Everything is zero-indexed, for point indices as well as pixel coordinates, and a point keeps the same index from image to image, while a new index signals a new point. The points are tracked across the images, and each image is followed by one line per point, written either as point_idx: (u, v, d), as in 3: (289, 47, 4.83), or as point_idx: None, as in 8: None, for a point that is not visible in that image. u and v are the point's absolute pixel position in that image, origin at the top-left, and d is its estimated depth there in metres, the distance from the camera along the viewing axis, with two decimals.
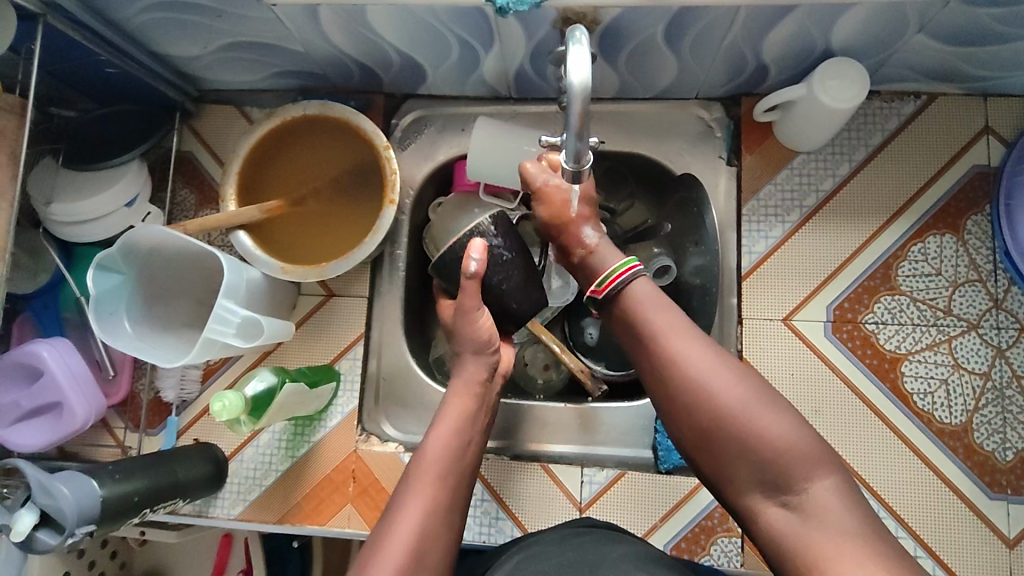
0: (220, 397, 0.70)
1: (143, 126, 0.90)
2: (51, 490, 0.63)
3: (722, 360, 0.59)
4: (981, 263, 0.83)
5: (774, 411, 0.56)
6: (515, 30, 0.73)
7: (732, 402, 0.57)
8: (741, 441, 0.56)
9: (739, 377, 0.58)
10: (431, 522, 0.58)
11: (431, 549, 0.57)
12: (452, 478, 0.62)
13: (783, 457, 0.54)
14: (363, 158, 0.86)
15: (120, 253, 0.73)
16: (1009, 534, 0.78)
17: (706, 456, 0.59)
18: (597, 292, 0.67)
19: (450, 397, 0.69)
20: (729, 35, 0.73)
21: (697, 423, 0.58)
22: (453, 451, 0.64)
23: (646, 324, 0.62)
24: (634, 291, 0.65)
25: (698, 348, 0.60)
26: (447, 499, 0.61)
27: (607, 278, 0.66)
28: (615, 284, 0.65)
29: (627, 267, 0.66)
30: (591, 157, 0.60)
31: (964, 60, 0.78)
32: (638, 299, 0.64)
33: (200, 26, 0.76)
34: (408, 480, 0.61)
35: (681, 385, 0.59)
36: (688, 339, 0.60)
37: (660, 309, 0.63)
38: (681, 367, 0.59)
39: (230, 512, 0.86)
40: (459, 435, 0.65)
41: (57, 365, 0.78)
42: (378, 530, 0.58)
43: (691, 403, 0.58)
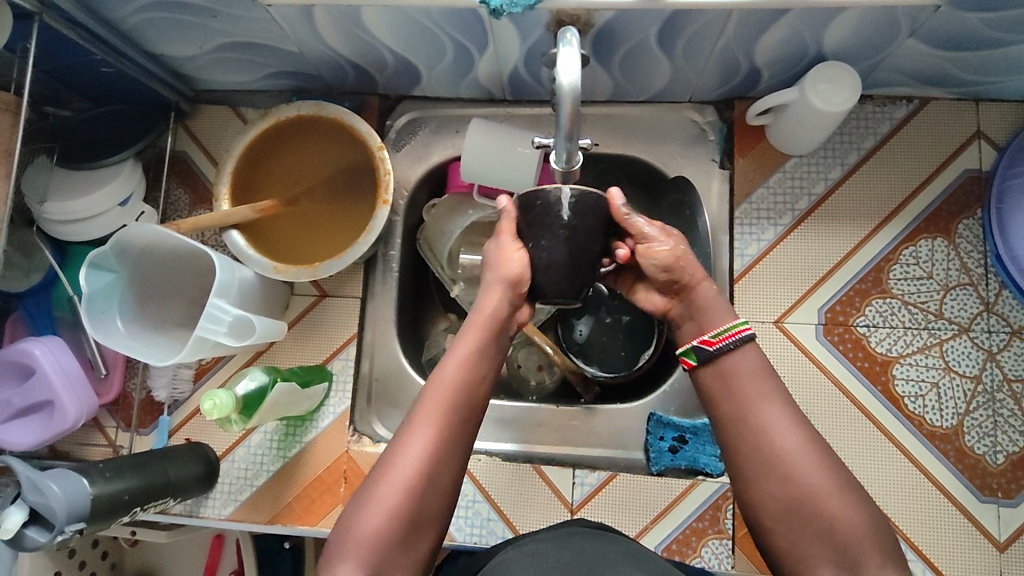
0: (210, 396, 0.70)
1: (138, 126, 0.91)
2: (42, 489, 0.63)
3: (813, 441, 0.60)
4: (973, 266, 0.83)
5: (854, 501, 0.58)
6: (509, 31, 0.73)
7: (819, 485, 0.58)
8: (821, 524, 0.57)
9: (828, 462, 0.59)
10: (435, 450, 0.60)
11: (435, 475, 0.59)
12: (462, 409, 0.62)
13: (856, 546, 0.56)
14: (356, 158, 0.86)
15: (112, 251, 0.73)
16: (999, 537, 0.78)
17: (780, 525, 0.59)
18: (710, 343, 0.65)
19: (468, 326, 0.66)
20: (721, 38, 0.74)
21: (777, 497, 0.59)
22: (466, 383, 0.63)
23: (739, 393, 0.63)
24: (733, 360, 0.65)
25: (794, 427, 0.61)
26: (454, 431, 0.61)
27: (723, 331, 0.65)
28: (731, 339, 0.65)
29: (739, 327, 0.65)
30: (581, 158, 0.61)
31: (956, 66, 0.79)
32: (737, 369, 0.64)
33: (195, 26, 0.76)
34: (418, 408, 0.62)
35: (768, 456, 0.60)
36: (783, 415, 0.61)
37: (760, 382, 0.63)
38: (775, 443, 0.60)
39: (221, 512, 0.85)
40: (469, 371, 0.64)
41: (49, 364, 0.78)
42: (386, 454, 0.60)
43: (779, 478, 0.59)
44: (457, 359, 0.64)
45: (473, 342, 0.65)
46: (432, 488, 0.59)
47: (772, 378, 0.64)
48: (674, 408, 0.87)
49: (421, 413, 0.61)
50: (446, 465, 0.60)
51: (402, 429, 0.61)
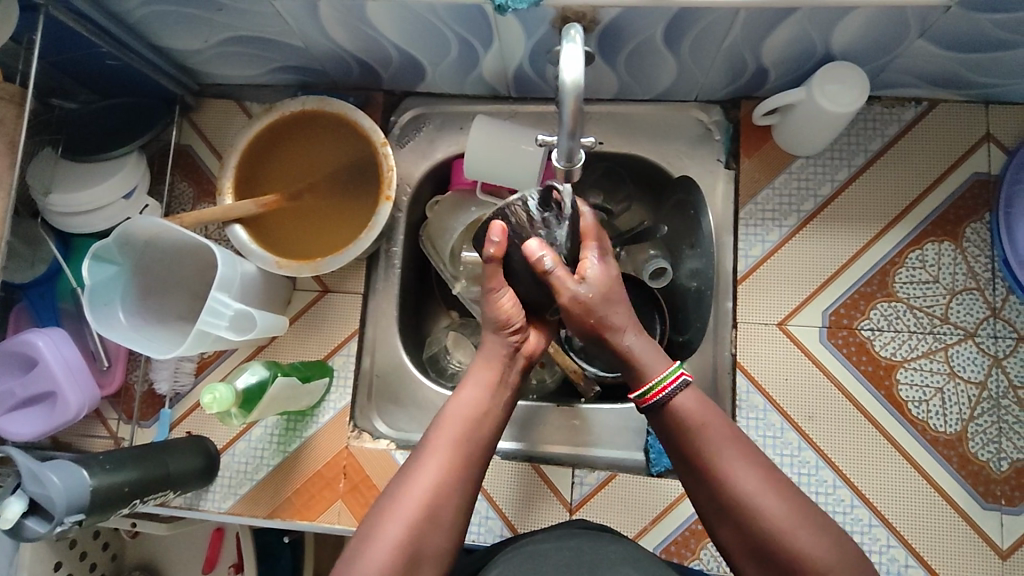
0: (210, 390, 0.70)
1: (143, 119, 0.91)
2: (41, 479, 0.63)
3: (771, 481, 0.59)
4: (980, 271, 0.82)
5: (819, 532, 0.57)
6: (514, 28, 0.73)
7: (779, 527, 0.57)
8: (785, 566, 0.56)
9: (786, 501, 0.58)
10: (444, 485, 0.60)
11: (443, 508, 0.59)
12: (469, 445, 0.63)
13: None
14: (360, 153, 0.86)
15: (116, 244, 0.73)
16: (1002, 545, 0.77)
17: (751, 564, 0.59)
18: (640, 400, 0.65)
19: (478, 365, 0.68)
20: (728, 37, 0.73)
21: (740, 540, 0.59)
22: (476, 415, 0.64)
23: (691, 437, 0.62)
24: (674, 411, 0.63)
25: (750, 471, 0.60)
26: (464, 463, 0.62)
27: (650, 389, 0.64)
28: (658, 397, 0.63)
29: (671, 379, 0.64)
30: (583, 156, 0.60)
31: (966, 67, 0.78)
32: (683, 418, 0.62)
33: (201, 19, 0.76)
34: (425, 442, 0.63)
35: (729, 503, 0.59)
36: (735, 458, 0.60)
37: (708, 430, 0.61)
38: (732, 491, 0.59)
39: (221, 506, 0.86)
40: (478, 410, 0.64)
41: (52, 355, 0.79)
42: (392, 489, 0.60)
43: (738, 524, 0.59)
44: (466, 393, 0.65)
45: (482, 375, 0.67)
46: (441, 522, 0.59)
47: (718, 417, 0.62)
48: None
49: (430, 448, 0.62)
50: (456, 499, 0.60)
51: (408, 464, 0.62)
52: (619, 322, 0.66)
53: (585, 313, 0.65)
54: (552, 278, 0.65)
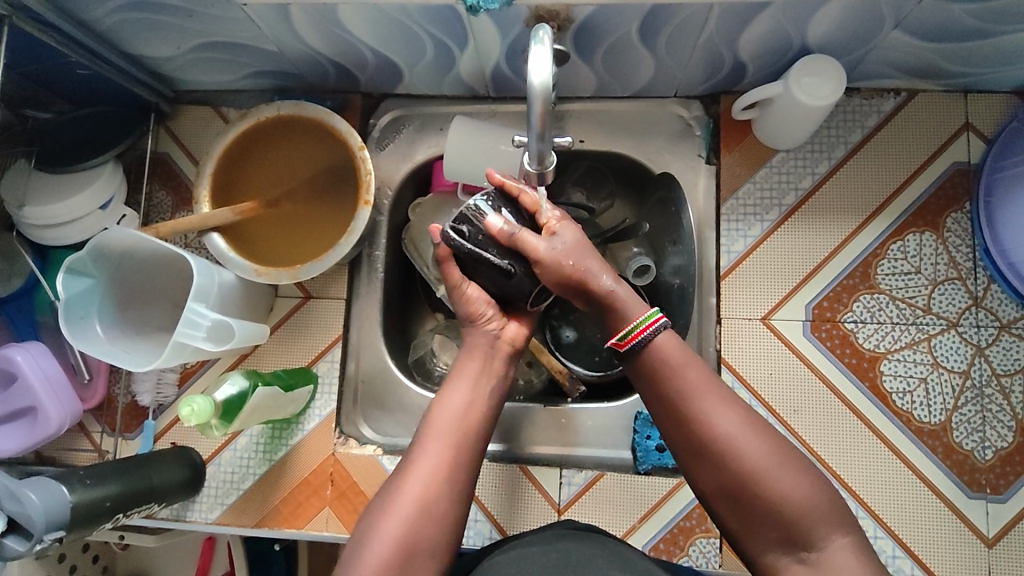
0: (188, 402, 0.69)
1: (118, 128, 0.90)
2: (19, 497, 0.62)
3: (749, 420, 0.59)
4: (961, 260, 0.82)
5: (798, 473, 0.57)
6: (488, 28, 0.72)
7: (759, 465, 0.57)
8: (766, 503, 0.56)
9: (766, 438, 0.58)
10: (437, 483, 0.59)
11: (440, 504, 0.58)
12: (461, 441, 0.62)
13: (805, 520, 0.55)
14: (338, 158, 0.85)
15: (90, 256, 0.72)
16: (988, 533, 0.77)
17: (731, 507, 0.58)
18: (620, 345, 0.64)
19: (462, 363, 0.68)
20: (704, 32, 0.73)
21: (720, 480, 0.58)
22: (467, 410, 0.64)
23: (669, 380, 0.61)
24: (654, 355, 0.62)
25: (730, 411, 0.59)
26: (459, 457, 0.61)
27: (630, 332, 0.63)
28: (637, 340, 0.62)
29: (650, 321, 0.63)
30: (554, 157, 0.61)
31: (943, 57, 0.77)
32: (664, 361, 0.61)
33: (170, 26, 0.75)
34: (418, 441, 0.62)
35: (708, 444, 0.59)
36: (713, 399, 0.60)
37: (690, 370, 0.61)
38: (711, 430, 0.58)
39: (208, 516, 0.85)
40: (466, 405, 0.64)
41: (31, 369, 0.78)
42: (386, 493, 0.59)
43: (718, 464, 0.58)
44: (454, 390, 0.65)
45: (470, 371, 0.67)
46: (440, 516, 0.58)
47: (695, 358, 0.62)
48: None
49: (423, 445, 0.61)
50: (453, 493, 0.59)
51: (402, 464, 0.61)
52: (592, 263, 0.66)
53: (563, 262, 0.66)
54: (517, 241, 0.66)
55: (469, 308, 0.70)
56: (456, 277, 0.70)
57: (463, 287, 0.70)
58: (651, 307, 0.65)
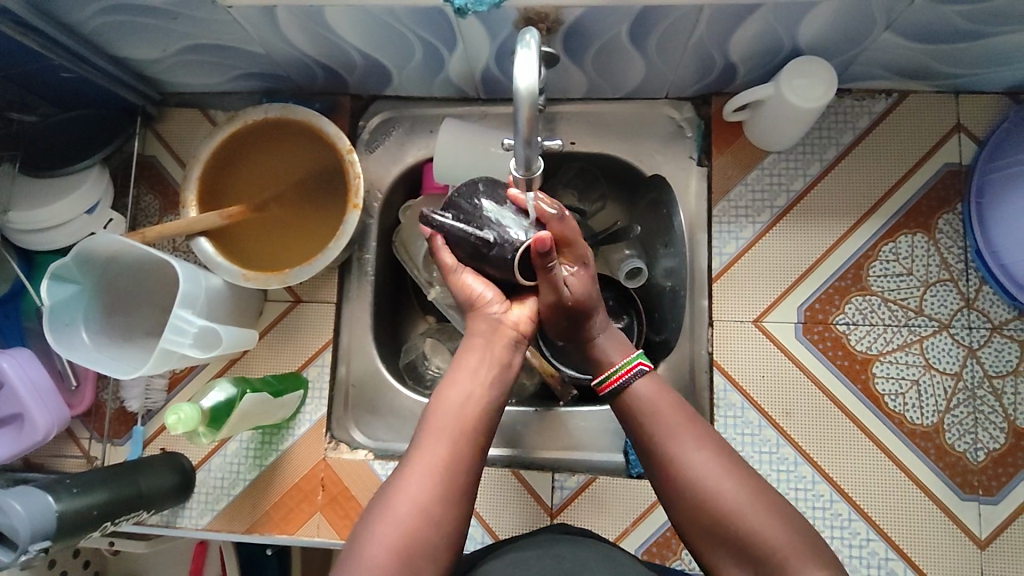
0: (175, 410, 0.68)
1: (104, 131, 0.89)
2: (5, 509, 0.62)
3: (722, 459, 0.60)
4: (953, 262, 0.82)
5: (770, 510, 0.56)
6: (477, 30, 0.72)
7: (732, 503, 0.57)
8: (741, 540, 0.56)
9: (738, 474, 0.59)
10: (436, 484, 0.58)
11: (440, 504, 0.57)
12: (462, 438, 0.60)
13: (778, 556, 0.54)
14: (328, 162, 0.85)
15: (75, 263, 0.72)
16: (980, 535, 0.77)
17: (711, 547, 0.58)
18: (598, 390, 0.68)
19: (464, 356, 0.66)
20: (695, 34, 0.72)
21: (695, 520, 0.58)
22: (470, 409, 0.62)
23: (645, 421, 0.64)
24: (631, 400, 0.66)
25: (703, 450, 0.60)
26: (461, 457, 0.60)
27: (607, 378, 0.67)
28: (615, 385, 0.67)
29: (628, 367, 0.67)
30: (542, 161, 0.60)
31: (934, 58, 0.77)
32: (640, 407, 0.65)
33: (156, 29, 0.74)
34: (418, 440, 0.61)
35: (684, 483, 0.59)
36: (688, 439, 0.61)
37: (665, 415, 0.63)
38: (685, 469, 0.60)
39: (198, 522, 0.84)
40: (466, 400, 0.62)
41: (17, 376, 0.77)
42: (383, 493, 0.58)
43: (693, 502, 0.59)
44: (456, 387, 0.63)
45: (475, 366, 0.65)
46: (441, 519, 0.57)
47: (673, 400, 0.65)
48: None
49: (423, 445, 0.60)
50: (453, 495, 0.58)
51: (401, 465, 0.60)
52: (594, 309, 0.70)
53: (561, 315, 0.69)
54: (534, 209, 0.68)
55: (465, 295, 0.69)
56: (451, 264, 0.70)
57: (460, 273, 0.70)
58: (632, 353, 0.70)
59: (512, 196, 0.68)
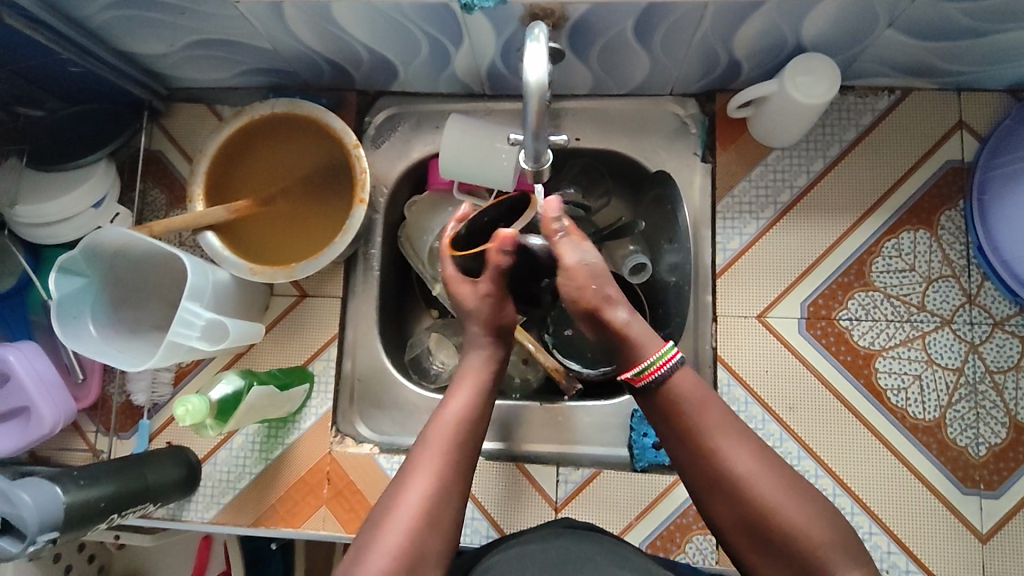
0: (183, 402, 0.69)
1: (111, 125, 0.89)
2: (12, 498, 0.62)
3: (763, 457, 0.59)
4: (955, 258, 0.83)
5: (813, 509, 0.57)
6: (484, 26, 0.72)
7: (774, 502, 0.57)
8: (782, 539, 0.56)
9: (779, 474, 0.58)
10: (440, 490, 0.58)
11: (441, 511, 0.58)
12: (463, 448, 0.61)
13: (820, 555, 0.55)
14: (333, 157, 0.85)
15: (83, 255, 0.72)
16: (982, 529, 0.78)
17: (748, 543, 0.58)
18: (634, 380, 0.63)
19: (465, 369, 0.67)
20: (699, 30, 0.73)
21: (735, 516, 0.58)
22: (469, 418, 0.63)
23: (681, 415, 0.61)
24: (670, 391, 0.62)
25: (744, 448, 0.60)
26: (460, 467, 0.61)
27: (645, 368, 0.62)
28: (654, 376, 0.62)
29: (667, 358, 0.62)
30: (550, 154, 0.60)
31: (937, 56, 0.78)
32: (676, 399, 0.62)
33: (164, 24, 0.75)
34: (418, 446, 0.61)
35: (723, 480, 0.59)
36: (726, 435, 0.60)
37: (706, 410, 0.61)
38: (727, 467, 0.59)
39: (204, 516, 0.85)
40: (468, 412, 0.63)
41: (24, 369, 0.77)
42: (387, 496, 0.59)
43: (734, 500, 0.58)
44: (456, 400, 0.64)
45: (472, 380, 0.66)
46: (443, 521, 0.58)
47: (709, 392, 0.62)
48: None
49: (424, 450, 0.61)
50: (453, 503, 0.59)
51: (403, 469, 0.60)
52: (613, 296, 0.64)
53: (587, 280, 0.63)
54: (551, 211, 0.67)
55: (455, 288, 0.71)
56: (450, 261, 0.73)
57: (457, 283, 0.71)
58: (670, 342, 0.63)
59: (544, 206, 0.67)
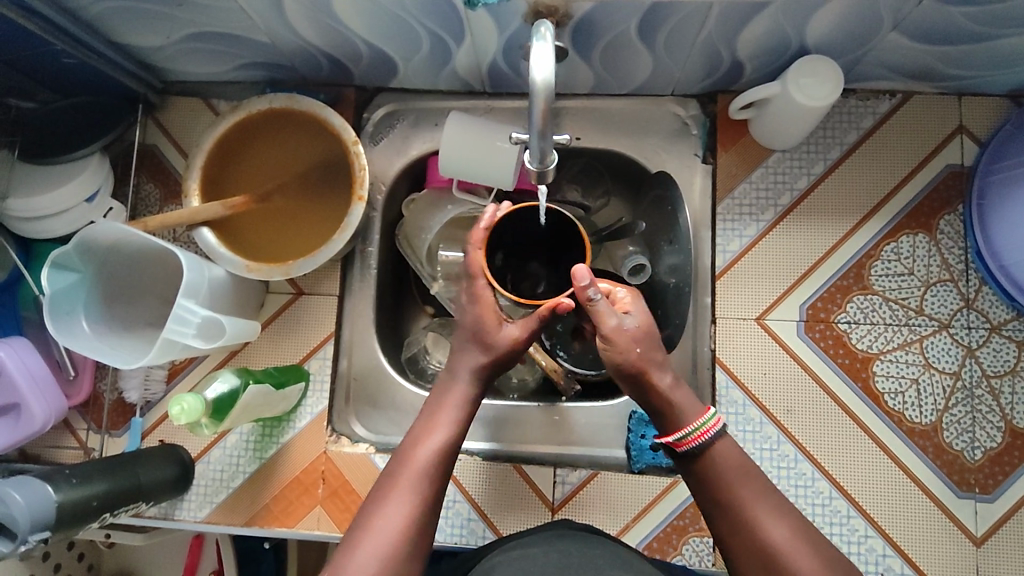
0: (178, 401, 0.68)
1: (105, 119, 0.88)
2: (5, 499, 0.61)
3: (800, 528, 0.58)
4: (953, 262, 0.83)
5: None
6: (486, 23, 0.71)
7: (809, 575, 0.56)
8: None
9: (815, 546, 0.58)
10: (412, 515, 0.58)
11: (413, 538, 0.57)
12: (437, 472, 0.61)
13: None
14: (332, 154, 0.84)
15: (76, 251, 0.71)
16: (977, 532, 0.78)
17: None
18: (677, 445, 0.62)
19: (445, 387, 0.66)
20: (702, 30, 0.72)
21: None
22: (445, 450, 0.62)
23: (723, 483, 0.60)
24: (713, 461, 0.61)
25: (782, 519, 0.59)
26: (434, 491, 0.60)
27: (687, 435, 0.61)
28: (696, 443, 0.61)
29: (710, 425, 0.61)
30: (556, 155, 0.59)
31: (939, 60, 0.78)
32: (718, 467, 0.61)
33: (161, 16, 0.74)
34: (392, 472, 0.60)
35: (760, 552, 0.58)
36: (765, 505, 0.60)
37: (748, 481, 0.61)
38: (765, 538, 0.58)
39: (197, 515, 0.84)
40: (444, 437, 0.62)
41: (15, 365, 0.76)
42: (361, 519, 0.58)
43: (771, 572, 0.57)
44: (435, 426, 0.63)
45: (452, 408, 0.64)
46: (415, 550, 0.57)
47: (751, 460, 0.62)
48: None
49: (400, 476, 0.60)
50: (424, 527, 0.58)
51: (376, 495, 0.59)
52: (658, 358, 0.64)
53: (630, 345, 0.63)
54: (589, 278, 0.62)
55: (482, 314, 0.66)
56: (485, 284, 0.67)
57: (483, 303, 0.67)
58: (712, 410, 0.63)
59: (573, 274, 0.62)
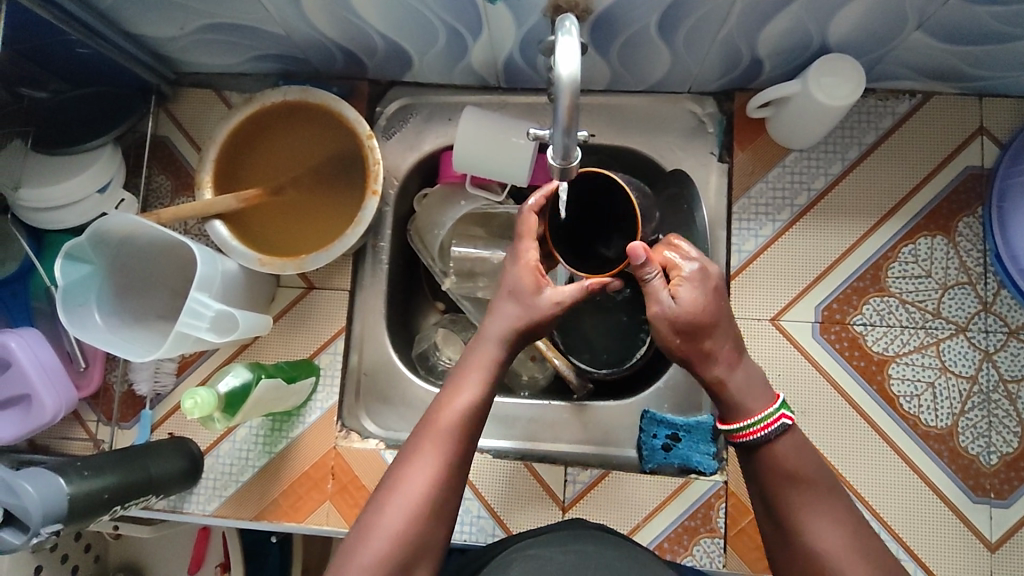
0: (192, 394, 0.67)
1: (117, 109, 0.87)
2: (16, 490, 0.61)
3: (853, 538, 0.58)
4: (972, 265, 0.82)
5: None
6: (505, 17, 0.71)
7: None
8: None
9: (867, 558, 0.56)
10: (439, 474, 0.57)
11: (439, 499, 0.57)
12: (466, 433, 0.60)
13: None
14: (345, 147, 0.83)
15: (89, 241, 0.70)
16: (991, 537, 0.77)
17: None
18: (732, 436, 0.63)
19: (476, 348, 0.65)
20: (723, 28, 0.71)
21: None
22: (473, 411, 0.61)
23: (777, 483, 0.61)
24: (771, 461, 0.61)
25: (834, 526, 0.58)
26: (461, 453, 0.59)
27: (741, 428, 0.63)
28: (752, 438, 0.62)
29: (769, 422, 0.61)
30: (579, 152, 0.59)
31: (962, 60, 0.77)
32: (774, 466, 0.61)
33: (177, 6, 0.73)
34: (420, 430, 0.60)
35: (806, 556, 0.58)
36: (818, 510, 0.59)
37: (801, 485, 0.60)
38: (812, 543, 0.58)
39: (206, 508, 0.84)
40: (473, 398, 0.61)
41: (26, 356, 0.75)
42: (389, 478, 0.58)
43: None
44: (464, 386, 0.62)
45: (481, 370, 0.63)
46: (438, 511, 0.57)
47: (813, 462, 0.61)
48: (667, 405, 0.86)
49: (427, 437, 0.59)
50: (451, 488, 0.58)
51: (405, 454, 0.59)
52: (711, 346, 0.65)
53: (672, 333, 0.65)
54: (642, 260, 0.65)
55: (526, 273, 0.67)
56: (530, 246, 0.69)
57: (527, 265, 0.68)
58: (778, 402, 0.63)
59: (630, 251, 0.65)
